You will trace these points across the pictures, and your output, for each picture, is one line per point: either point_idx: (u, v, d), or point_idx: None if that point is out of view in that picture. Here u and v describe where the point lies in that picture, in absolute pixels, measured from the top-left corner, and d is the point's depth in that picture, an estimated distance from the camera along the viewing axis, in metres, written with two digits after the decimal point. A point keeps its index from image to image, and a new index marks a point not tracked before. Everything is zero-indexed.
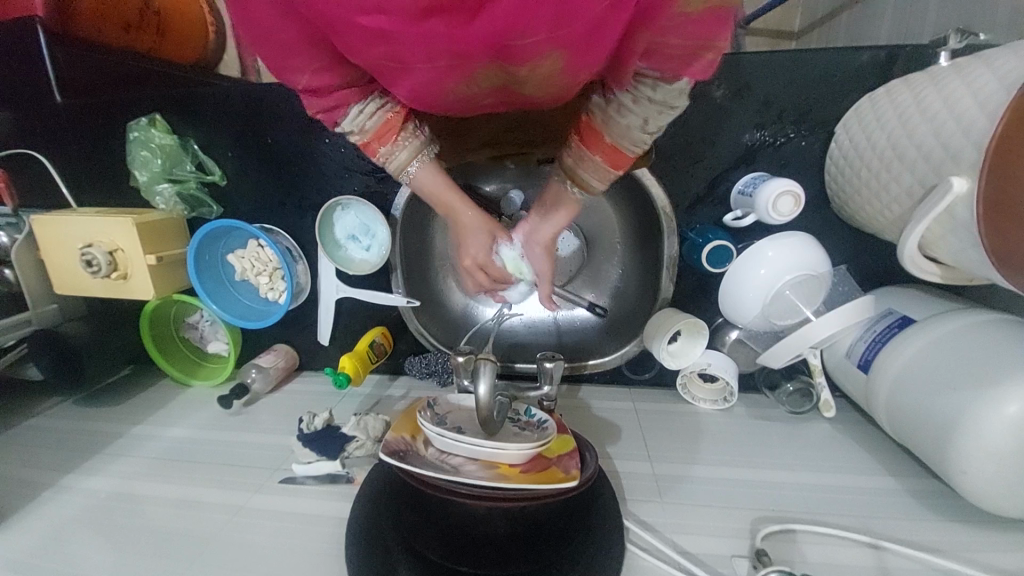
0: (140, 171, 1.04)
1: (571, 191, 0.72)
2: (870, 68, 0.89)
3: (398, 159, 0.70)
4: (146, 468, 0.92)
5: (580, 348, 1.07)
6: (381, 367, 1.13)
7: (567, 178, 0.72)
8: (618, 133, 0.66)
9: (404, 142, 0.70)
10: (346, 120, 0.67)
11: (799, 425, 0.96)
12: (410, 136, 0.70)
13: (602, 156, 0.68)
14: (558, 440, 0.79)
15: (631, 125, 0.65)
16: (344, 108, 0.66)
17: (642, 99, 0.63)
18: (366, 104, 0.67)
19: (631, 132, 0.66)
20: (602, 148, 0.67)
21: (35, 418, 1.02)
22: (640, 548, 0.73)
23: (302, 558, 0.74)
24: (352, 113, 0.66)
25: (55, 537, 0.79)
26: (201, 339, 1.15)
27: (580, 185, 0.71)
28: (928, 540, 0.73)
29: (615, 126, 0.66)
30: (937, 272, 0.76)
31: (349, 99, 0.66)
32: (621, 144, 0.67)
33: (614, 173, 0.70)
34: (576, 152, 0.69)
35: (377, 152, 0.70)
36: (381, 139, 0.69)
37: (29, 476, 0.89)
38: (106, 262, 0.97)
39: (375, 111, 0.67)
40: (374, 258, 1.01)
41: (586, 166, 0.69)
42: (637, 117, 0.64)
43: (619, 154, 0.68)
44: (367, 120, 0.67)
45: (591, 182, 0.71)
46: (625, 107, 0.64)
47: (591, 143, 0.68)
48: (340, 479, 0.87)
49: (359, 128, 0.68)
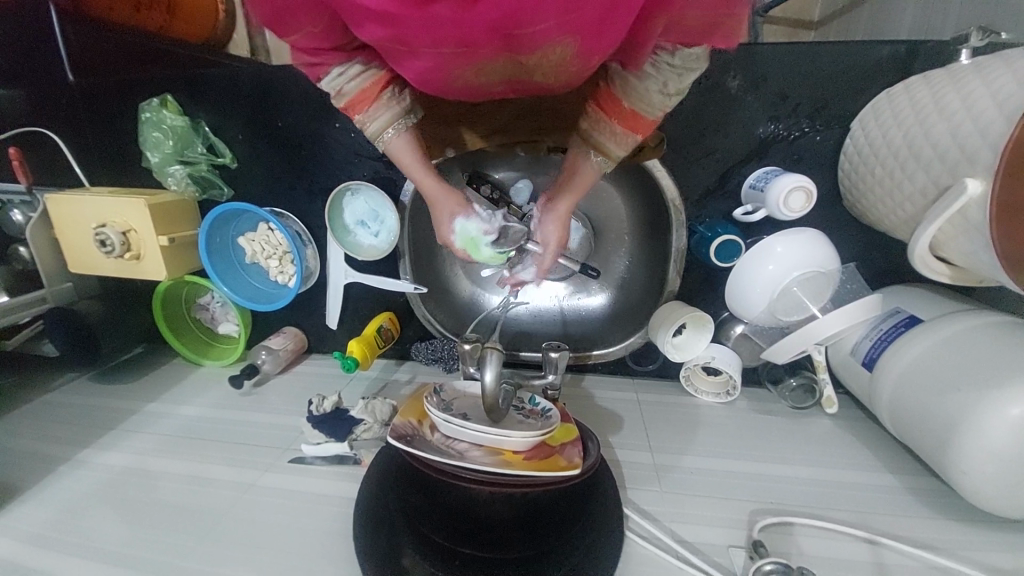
0: (152, 152, 1.04)
1: (589, 157, 0.70)
2: (890, 63, 0.87)
3: (372, 129, 0.70)
4: (159, 445, 0.94)
5: (586, 338, 1.08)
6: (388, 352, 1.15)
7: (585, 145, 0.71)
8: (637, 97, 0.65)
9: (377, 113, 0.68)
10: (327, 79, 0.68)
11: (801, 421, 0.97)
12: (386, 106, 0.68)
13: (620, 122, 0.67)
14: (562, 429, 0.80)
15: (650, 88, 0.64)
16: (327, 67, 0.66)
17: (660, 63, 0.63)
18: (349, 67, 0.66)
19: (650, 95, 0.65)
20: (620, 113, 0.66)
21: (51, 393, 1.05)
22: (640, 536, 0.75)
23: (310, 536, 0.77)
24: (333, 74, 0.66)
25: (71, 511, 0.81)
26: (212, 319, 1.18)
27: (598, 151, 0.69)
28: (925, 537, 0.74)
29: (634, 89, 0.65)
30: (947, 272, 0.75)
31: (333, 60, 0.66)
32: (642, 109, 0.66)
33: (635, 138, 0.68)
34: (594, 117, 0.68)
35: (353, 118, 0.70)
36: (357, 107, 0.68)
37: (46, 450, 0.91)
38: (119, 242, 0.98)
39: (354, 75, 0.66)
40: (382, 244, 1.03)
41: (605, 132, 0.68)
42: (656, 80, 0.64)
43: (639, 119, 0.67)
44: (347, 83, 0.67)
45: (610, 148, 0.69)
46: (646, 73, 0.63)
47: (609, 108, 0.67)
48: (346, 461, 0.89)
49: (337, 90, 0.67)
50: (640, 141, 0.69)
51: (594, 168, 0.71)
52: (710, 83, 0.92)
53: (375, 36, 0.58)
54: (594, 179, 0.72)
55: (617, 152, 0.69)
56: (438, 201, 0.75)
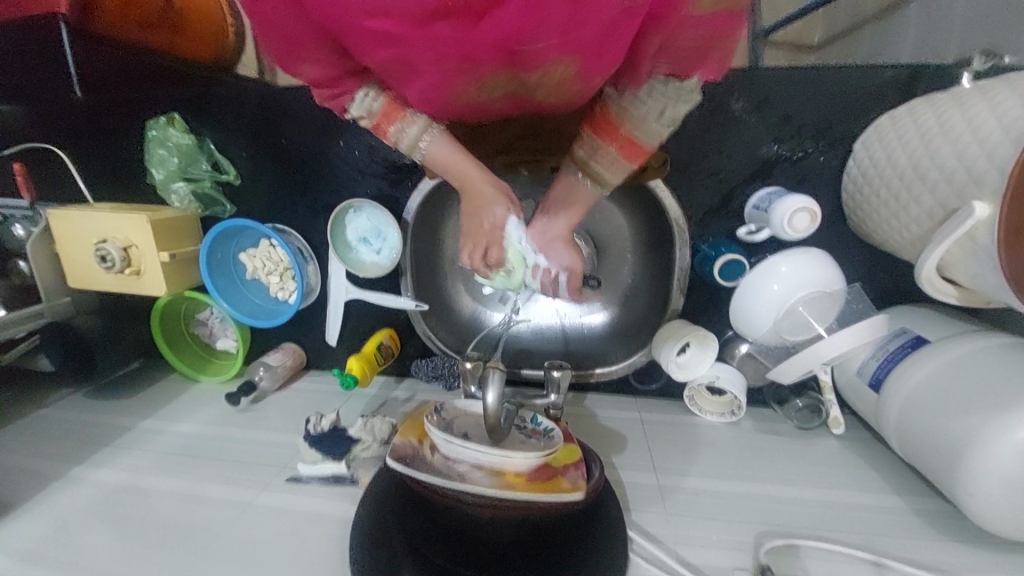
0: (157, 169, 1.05)
1: (585, 183, 0.72)
2: (890, 87, 0.88)
3: (410, 134, 0.69)
4: (154, 462, 0.92)
5: (590, 356, 1.06)
6: (388, 369, 1.14)
7: (580, 171, 0.72)
8: (634, 123, 0.66)
9: (413, 118, 0.68)
10: (353, 106, 0.68)
11: (807, 441, 0.95)
12: (418, 111, 0.69)
13: (618, 147, 0.68)
14: (565, 450, 0.78)
15: (646, 115, 0.65)
16: (349, 95, 0.67)
17: (655, 91, 0.64)
18: (370, 88, 0.67)
19: (647, 122, 0.66)
20: (617, 139, 0.67)
21: (46, 407, 1.03)
22: (643, 558, 0.74)
23: (306, 556, 0.75)
24: (358, 97, 0.66)
25: (60, 528, 0.79)
26: (211, 335, 1.17)
27: (595, 178, 0.71)
28: (935, 560, 0.72)
29: (631, 116, 0.66)
30: (955, 294, 0.75)
31: (353, 86, 0.66)
32: (638, 136, 0.67)
33: (631, 165, 0.70)
34: (590, 143, 0.69)
35: (388, 132, 0.69)
36: (390, 118, 0.68)
37: (37, 466, 0.90)
38: (120, 258, 0.97)
39: (378, 94, 0.67)
40: (384, 261, 1.02)
41: (603, 158, 0.69)
42: (654, 107, 0.65)
43: (636, 146, 0.68)
44: (373, 103, 0.67)
45: (605, 175, 0.71)
46: (640, 97, 0.64)
47: (605, 133, 0.68)
48: (344, 481, 0.87)
49: (366, 112, 0.68)
50: (635, 167, 0.71)
51: (590, 190, 0.73)
52: (713, 104, 0.93)
53: (377, 58, 0.59)
54: (588, 203, 0.74)
55: (612, 179, 0.71)
56: (487, 198, 0.70)
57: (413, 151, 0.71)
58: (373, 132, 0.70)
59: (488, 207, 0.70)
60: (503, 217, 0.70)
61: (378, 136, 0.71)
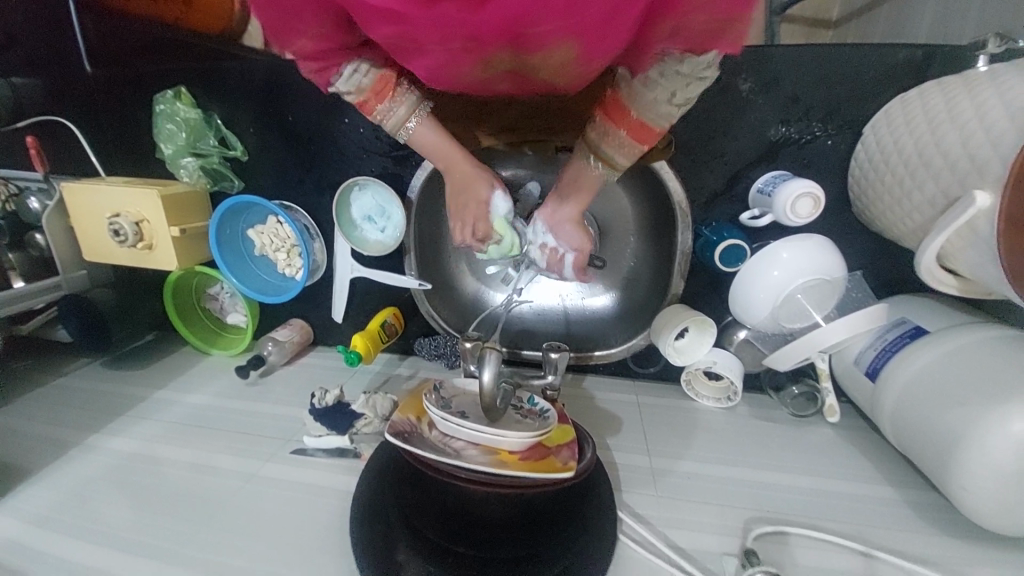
0: (166, 144, 1.07)
1: (594, 167, 0.72)
2: (905, 67, 0.86)
3: (398, 114, 0.71)
4: (166, 432, 0.96)
5: (590, 338, 1.07)
6: (392, 347, 1.16)
7: (591, 155, 0.72)
8: (644, 106, 0.66)
9: (401, 98, 0.70)
10: (340, 81, 0.68)
11: (802, 428, 0.96)
12: (406, 92, 0.71)
13: (628, 131, 0.68)
14: (559, 430, 0.81)
15: (657, 98, 0.65)
16: (337, 68, 0.66)
17: (668, 71, 0.63)
18: (360, 64, 0.67)
19: (657, 105, 0.65)
20: (627, 123, 0.66)
21: (64, 377, 1.08)
22: (632, 540, 0.76)
23: (309, 527, 0.78)
24: (346, 73, 0.67)
25: (77, 496, 0.84)
26: (221, 309, 1.20)
27: (604, 160, 0.71)
28: (921, 552, 0.73)
29: (642, 99, 0.65)
30: (955, 284, 0.74)
31: (342, 60, 0.66)
32: (650, 119, 0.66)
33: (641, 148, 0.70)
34: (600, 126, 0.69)
35: (375, 110, 0.70)
36: (378, 97, 0.69)
37: (58, 434, 0.94)
38: (133, 232, 1.00)
39: (368, 70, 0.68)
40: (389, 240, 1.03)
41: (613, 141, 0.69)
42: (664, 90, 0.64)
43: (645, 129, 0.67)
44: (361, 79, 0.68)
45: (616, 158, 0.71)
46: (652, 80, 0.64)
47: (616, 117, 0.68)
48: (348, 454, 0.90)
49: (354, 88, 0.68)
50: (646, 149, 0.70)
51: (598, 175, 0.73)
52: (720, 85, 0.91)
53: (382, 34, 0.59)
54: (598, 186, 0.74)
55: (623, 162, 0.71)
56: (471, 176, 0.73)
57: (400, 130, 0.73)
58: (360, 109, 0.71)
59: (472, 185, 0.72)
60: (489, 192, 0.73)
61: (365, 114, 0.72)
